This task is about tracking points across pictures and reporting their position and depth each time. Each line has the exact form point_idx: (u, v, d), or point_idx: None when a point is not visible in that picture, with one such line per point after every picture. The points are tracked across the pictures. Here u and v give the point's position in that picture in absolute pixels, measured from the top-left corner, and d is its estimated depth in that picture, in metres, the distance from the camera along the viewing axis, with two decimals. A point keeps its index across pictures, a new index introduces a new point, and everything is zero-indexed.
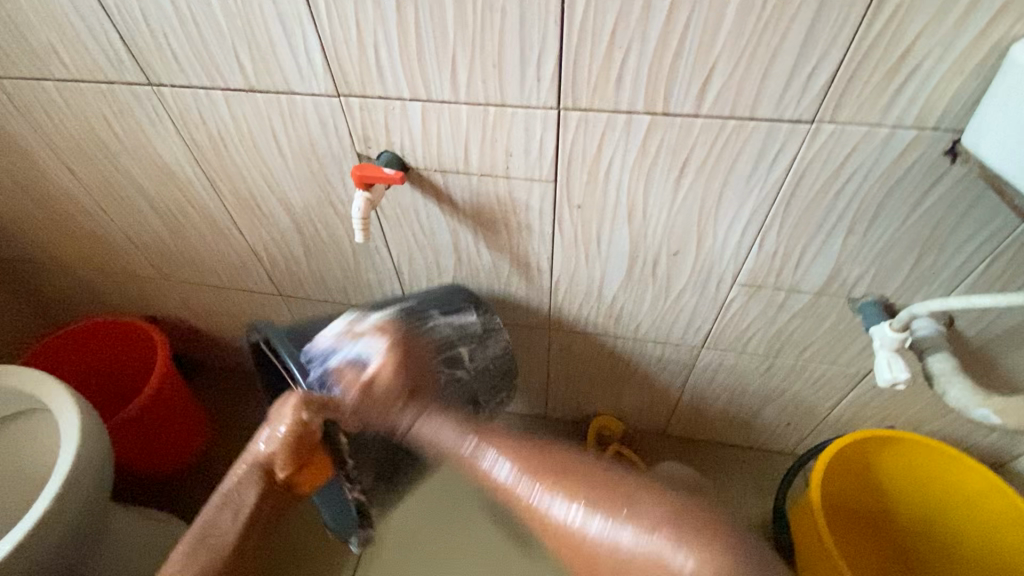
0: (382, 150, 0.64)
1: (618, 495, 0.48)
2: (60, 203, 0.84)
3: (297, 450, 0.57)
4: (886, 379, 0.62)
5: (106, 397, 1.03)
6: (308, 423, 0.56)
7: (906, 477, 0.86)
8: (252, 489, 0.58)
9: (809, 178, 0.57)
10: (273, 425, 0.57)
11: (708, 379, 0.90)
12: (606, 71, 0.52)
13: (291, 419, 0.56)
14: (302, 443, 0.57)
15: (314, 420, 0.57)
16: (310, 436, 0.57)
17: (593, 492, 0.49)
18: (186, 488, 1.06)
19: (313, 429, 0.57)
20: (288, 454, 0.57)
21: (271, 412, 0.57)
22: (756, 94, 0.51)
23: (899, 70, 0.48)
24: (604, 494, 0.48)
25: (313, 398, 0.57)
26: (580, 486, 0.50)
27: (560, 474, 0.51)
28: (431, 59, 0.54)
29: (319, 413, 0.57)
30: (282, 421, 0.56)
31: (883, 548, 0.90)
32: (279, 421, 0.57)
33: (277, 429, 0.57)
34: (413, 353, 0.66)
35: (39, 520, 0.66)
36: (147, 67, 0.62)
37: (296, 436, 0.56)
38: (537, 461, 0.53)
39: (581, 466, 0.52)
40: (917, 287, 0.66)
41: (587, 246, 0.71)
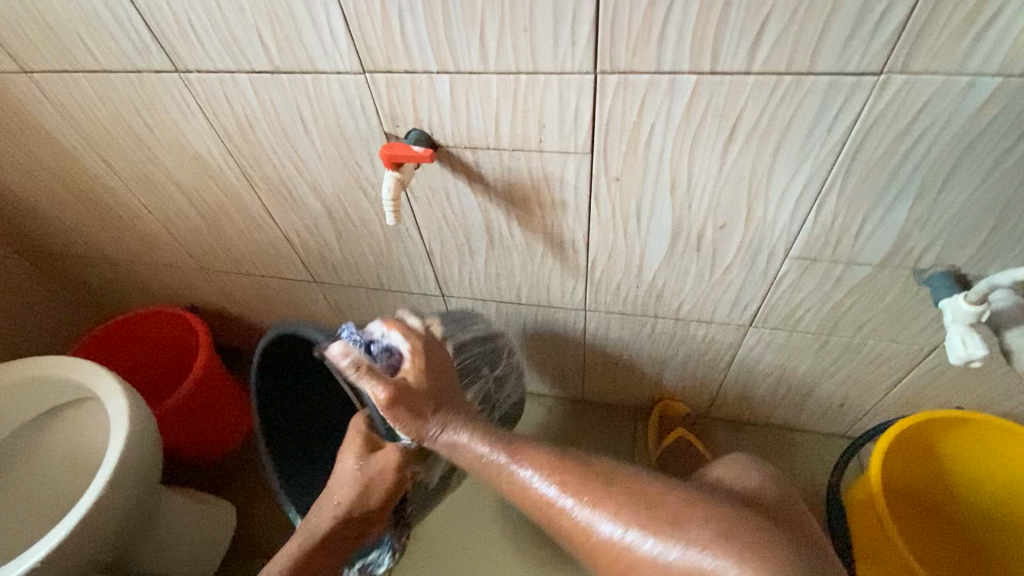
0: (411, 128, 0.62)
1: (654, 506, 0.46)
2: (100, 195, 0.86)
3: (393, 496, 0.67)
4: (960, 357, 0.57)
5: (154, 385, 1.07)
6: (406, 474, 0.66)
7: (980, 463, 0.81)
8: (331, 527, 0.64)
9: (874, 137, 0.52)
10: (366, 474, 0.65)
11: (754, 359, 0.86)
12: (647, 29, 0.48)
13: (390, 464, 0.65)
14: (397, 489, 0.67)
15: (410, 471, 0.67)
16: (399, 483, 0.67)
17: (636, 505, 0.47)
18: (232, 472, 1.09)
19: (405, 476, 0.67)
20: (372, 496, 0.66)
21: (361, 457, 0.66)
22: (815, 46, 0.46)
23: (986, 8, 0.42)
24: (639, 501, 0.47)
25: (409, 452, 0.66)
26: (627, 505, 0.47)
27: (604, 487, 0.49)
28: (459, 27, 0.51)
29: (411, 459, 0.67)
30: (383, 467, 0.65)
31: (941, 530, 0.85)
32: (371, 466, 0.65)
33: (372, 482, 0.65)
34: (437, 359, 0.65)
35: (93, 506, 0.68)
36: (173, 53, 0.61)
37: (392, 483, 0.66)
38: (587, 484, 0.50)
39: (633, 491, 0.48)
40: (994, 256, 0.60)
41: (625, 221, 0.67)
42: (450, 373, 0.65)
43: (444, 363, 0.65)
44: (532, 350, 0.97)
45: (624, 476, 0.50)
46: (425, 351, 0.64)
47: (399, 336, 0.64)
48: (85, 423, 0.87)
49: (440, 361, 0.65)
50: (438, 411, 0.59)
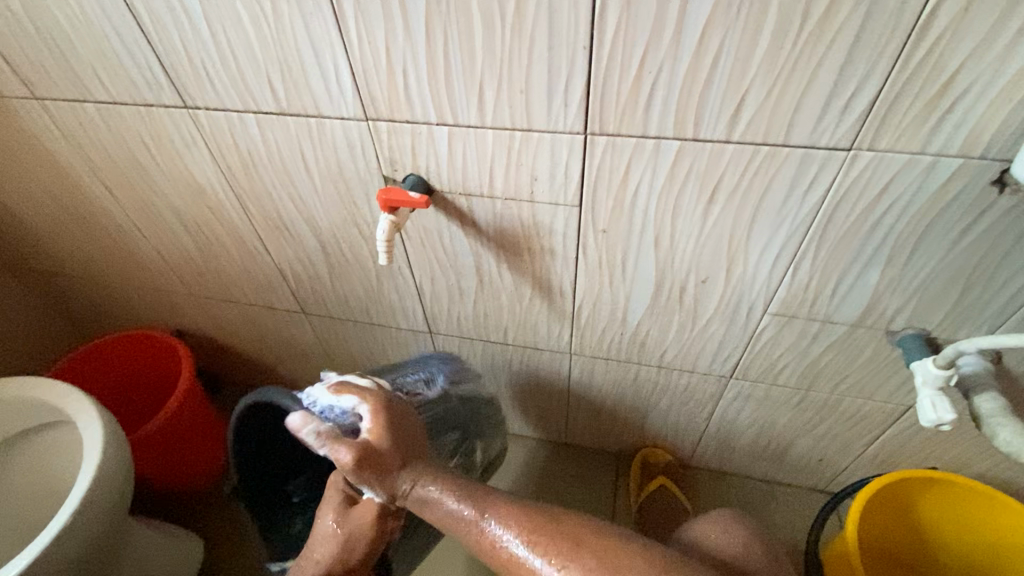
0: (408, 173, 0.64)
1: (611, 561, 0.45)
2: (96, 218, 0.87)
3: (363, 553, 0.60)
4: (931, 420, 0.59)
5: (131, 410, 1.05)
6: (388, 527, 0.59)
7: (963, 531, 0.81)
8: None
9: (846, 206, 0.55)
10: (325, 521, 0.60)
11: (735, 411, 0.87)
12: (635, 98, 0.51)
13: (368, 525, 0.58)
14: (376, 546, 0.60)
15: (391, 523, 0.60)
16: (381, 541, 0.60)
17: (599, 563, 0.45)
18: (203, 505, 1.06)
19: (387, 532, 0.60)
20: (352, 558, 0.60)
21: (342, 519, 0.59)
22: (790, 121, 0.50)
23: (945, 97, 0.46)
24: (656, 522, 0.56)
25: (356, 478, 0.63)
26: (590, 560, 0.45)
27: (568, 542, 0.47)
28: (459, 85, 0.54)
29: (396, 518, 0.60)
30: (359, 527, 0.58)
31: None
32: (349, 527, 0.59)
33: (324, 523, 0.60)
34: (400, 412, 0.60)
35: (58, 535, 0.67)
36: (184, 91, 0.64)
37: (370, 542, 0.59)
38: (551, 539, 0.48)
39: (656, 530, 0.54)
40: (962, 322, 0.63)
41: (611, 271, 0.69)
42: (416, 432, 0.60)
43: (411, 422, 0.60)
44: (531, 377, 0.92)
45: (588, 532, 0.48)
46: (387, 409, 0.59)
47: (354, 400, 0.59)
48: (58, 448, 0.85)
49: (404, 416, 0.61)
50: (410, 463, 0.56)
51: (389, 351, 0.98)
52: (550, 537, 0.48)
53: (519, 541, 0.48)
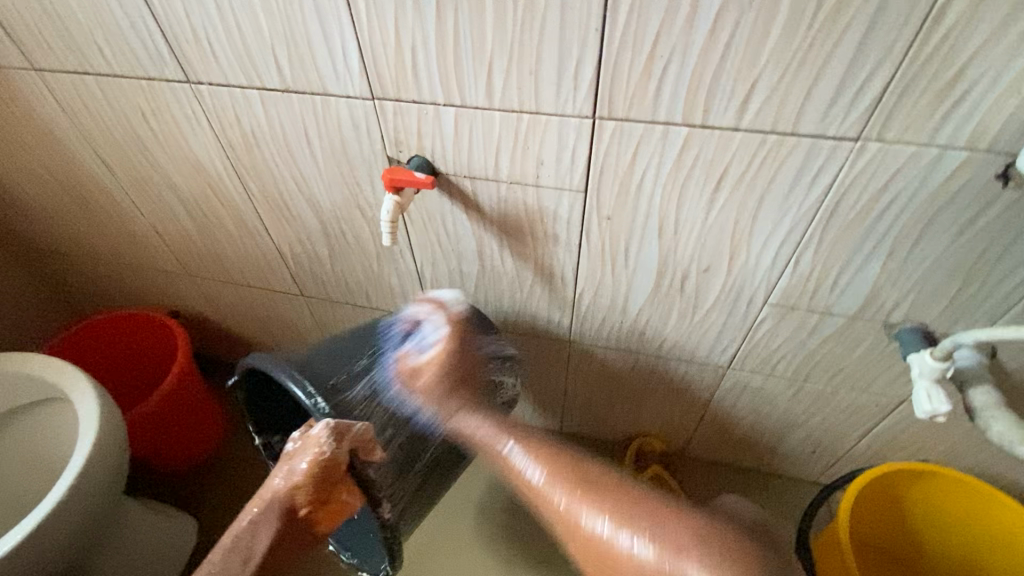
0: (413, 154, 0.64)
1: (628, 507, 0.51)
2: (93, 195, 0.86)
3: (322, 482, 0.53)
4: (926, 411, 0.59)
5: (126, 389, 1.05)
6: (343, 452, 0.53)
7: (950, 522, 0.82)
8: (269, 532, 0.54)
9: (850, 197, 0.55)
10: (309, 439, 0.54)
11: (732, 401, 0.87)
12: (646, 82, 0.51)
13: (316, 452, 0.53)
14: (332, 472, 0.53)
15: (343, 450, 0.53)
16: (336, 468, 0.53)
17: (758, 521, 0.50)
18: (196, 485, 1.06)
19: (340, 457, 0.53)
20: (308, 490, 0.53)
21: (295, 444, 0.54)
22: (799, 109, 0.50)
23: (955, 88, 0.46)
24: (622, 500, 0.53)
25: (342, 424, 0.55)
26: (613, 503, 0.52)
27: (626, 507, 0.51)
28: (469, 65, 0.54)
29: (348, 445, 0.54)
30: (310, 452, 0.53)
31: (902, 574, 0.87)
32: (303, 454, 0.53)
33: (301, 460, 0.53)
34: (468, 340, 0.71)
35: (52, 509, 0.66)
36: (187, 65, 0.63)
37: (320, 471, 0.52)
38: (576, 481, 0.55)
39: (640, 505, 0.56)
40: (959, 316, 0.64)
41: (614, 258, 0.69)
42: (471, 358, 0.71)
43: (466, 343, 0.71)
44: (534, 363, 0.93)
45: (616, 483, 0.54)
46: (460, 332, 0.71)
47: (439, 325, 0.70)
48: (53, 424, 0.84)
49: (456, 339, 0.70)
50: (457, 394, 0.68)
51: None
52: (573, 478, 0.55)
53: (540, 472, 0.57)
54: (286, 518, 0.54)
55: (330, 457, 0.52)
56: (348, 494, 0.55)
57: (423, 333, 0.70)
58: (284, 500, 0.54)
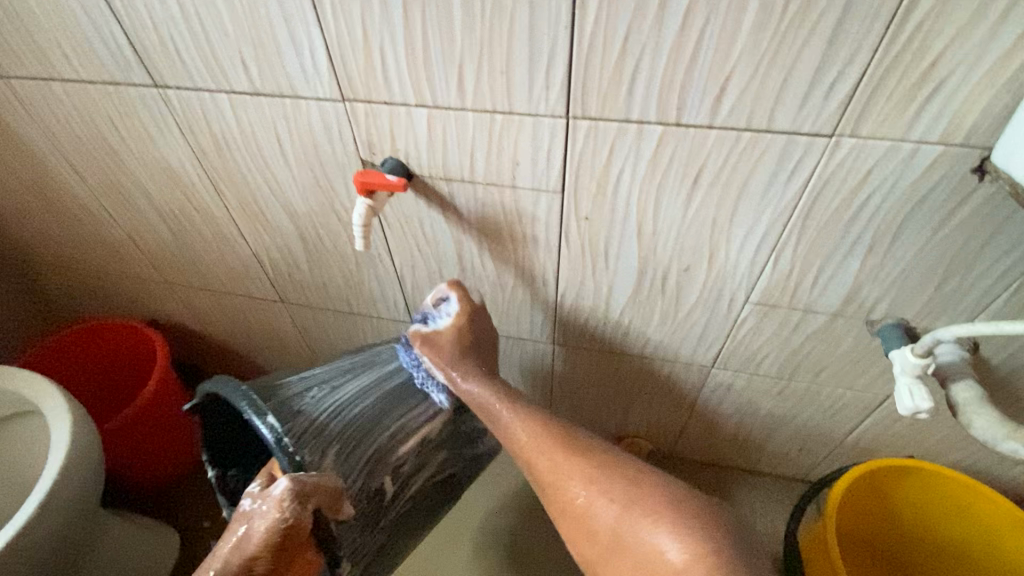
0: (387, 157, 0.63)
1: (620, 501, 0.56)
2: (65, 203, 0.84)
3: (279, 551, 0.53)
4: (908, 408, 0.59)
5: (103, 401, 1.03)
6: (297, 522, 0.52)
7: (938, 519, 0.82)
8: None
9: (826, 195, 0.55)
10: (266, 506, 0.53)
11: (718, 400, 0.87)
12: (618, 81, 0.50)
13: (269, 522, 0.53)
14: (289, 540, 0.53)
15: (300, 515, 0.52)
16: (295, 535, 0.53)
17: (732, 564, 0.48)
18: (177, 497, 1.04)
19: (295, 525, 0.52)
20: (265, 557, 0.53)
21: (255, 506, 0.54)
22: (773, 106, 0.49)
23: (927, 82, 0.45)
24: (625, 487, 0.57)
25: (304, 487, 0.53)
26: (609, 482, 0.58)
27: (591, 471, 0.59)
28: (439, 65, 0.53)
29: (304, 508, 0.53)
30: (263, 521, 0.53)
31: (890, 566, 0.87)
32: (258, 522, 0.53)
33: (259, 524, 0.53)
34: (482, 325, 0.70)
35: (17, 536, 0.64)
36: (153, 69, 0.61)
37: (274, 541, 0.52)
38: (584, 464, 0.60)
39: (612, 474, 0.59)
40: (939, 311, 0.64)
41: (594, 259, 0.69)
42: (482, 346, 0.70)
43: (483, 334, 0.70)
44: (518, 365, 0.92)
45: (605, 464, 0.60)
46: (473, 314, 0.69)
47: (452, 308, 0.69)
48: (28, 439, 0.82)
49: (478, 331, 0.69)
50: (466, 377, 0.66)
51: (370, 341, 0.96)
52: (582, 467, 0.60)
53: (582, 486, 0.58)
54: None
55: (283, 527, 0.52)
56: (309, 555, 0.56)
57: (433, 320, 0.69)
58: (241, 562, 0.53)
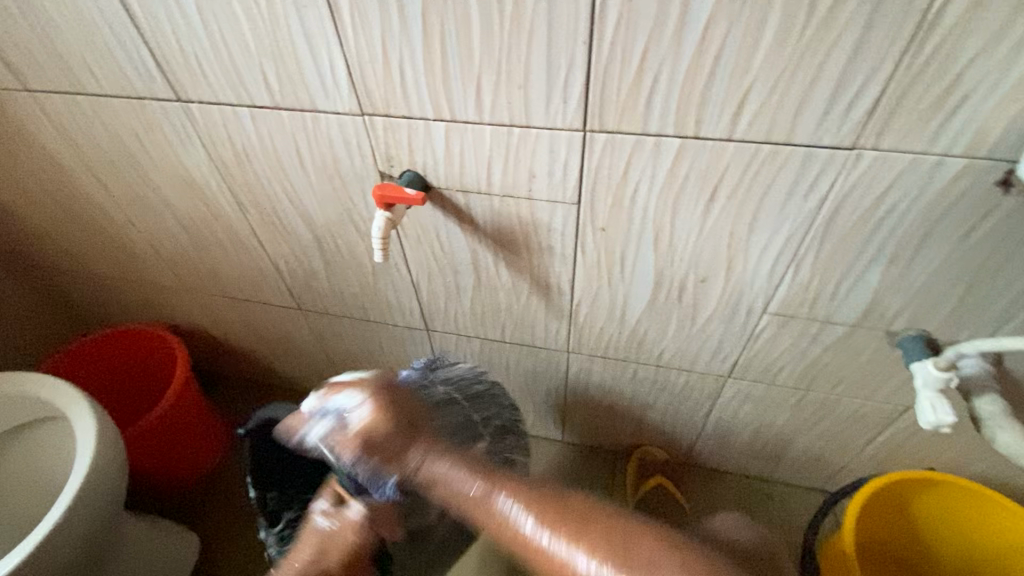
0: (405, 169, 0.63)
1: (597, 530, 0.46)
2: (89, 213, 0.86)
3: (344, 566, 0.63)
4: (930, 422, 0.58)
5: (125, 405, 1.05)
6: (371, 535, 0.65)
7: (961, 531, 0.81)
8: None
9: (847, 207, 0.55)
10: (341, 525, 0.65)
11: (734, 410, 0.86)
12: (636, 94, 0.50)
13: (346, 537, 0.64)
14: (356, 557, 0.64)
15: (370, 533, 0.65)
16: (362, 548, 0.65)
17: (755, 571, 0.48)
18: (196, 500, 1.06)
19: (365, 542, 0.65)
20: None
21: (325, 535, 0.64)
22: (793, 119, 0.49)
23: (951, 96, 0.45)
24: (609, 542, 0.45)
25: (375, 512, 0.65)
26: (580, 530, 0.46)
27: (588, 525, 0.46)
28: (457, 80, 0.53)
29: (375, 528, 0.65)
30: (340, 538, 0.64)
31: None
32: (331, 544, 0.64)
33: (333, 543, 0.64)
34: (394, 395, 0.62)
35: (38, 545, 0.65)
36: (177, 84, 0.62)
37: (343, 559, 0.63)
38: (563, 517, 0.47)
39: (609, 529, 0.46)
40: (962, 323, 0.63)
41: (609, 270, 0.69)
42: (411, 408, 0.61)
43: (401, 402, 0.61)
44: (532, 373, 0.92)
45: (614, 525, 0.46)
46: (382, 394, 0.61)
47: (359, 394, 0.60)
48: (53, 443, 0.84)
49: (394, 401, 0.61)
50: (417, 441, 0.57)
51: (386, 348, 0.97)
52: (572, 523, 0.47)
53: (532, 521, 0.48)
54: None
55: (359, 543, 0.64)
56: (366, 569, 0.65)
57: (342, 405, 0.60)
58: None
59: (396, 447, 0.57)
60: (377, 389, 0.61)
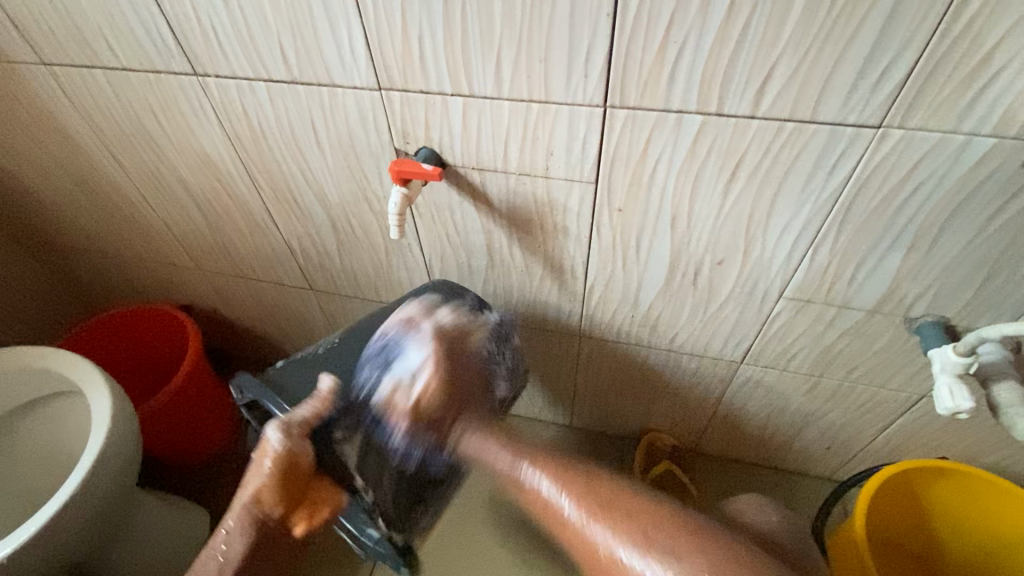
0: (421, 146, 0.63)
1: (607, 498, 0.51)
2: (104, 190, 0.86)
3: (286, 483, 0.55)
4: (947, 408, 0.58)
5: (139, 384, 1.06)
6: (295, 453, 0.55)
7: (973, 521, 0.81)
8: (242, 540, 0.57)
9: (869, 189, 0.54)
10: (260, 449, 0.56)
11: (745, 396, 0.86)
12: (658, 70, 0.50)
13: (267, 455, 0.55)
14: (292, 472, 0.55)
15: (295, 446, 0.55)
16: (297, 466, 0.55)
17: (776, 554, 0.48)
18: (207, 478, 1.07)
19: (296, 455, 0.55)
20: (273, 491, 0.55)
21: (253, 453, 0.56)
22: (819, 95, 0.48)
23: (982, 73, 0.44)
24: (639, 517, 0.48)
25: (286, 419, 0.56)
26: (592, 500, 0.51)
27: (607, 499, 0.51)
28: (477, 55, 0.53)
29: (304, 443, 0.56)
30: (263, 457, 0.55)
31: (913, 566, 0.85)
32: (260, 459, 0.55)
33: (259, 465, 0.55)
34: (465, 355, 0.66)
35: (56, 513, 0.66)
36: (193, 58, 0.62)
37: (280, 473, 0.54)
38: (587, 493, 0.51)
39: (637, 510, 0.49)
40: (982, 310, 0.62)
41: (625, 252, 0.68)
42: (473, 378, 0.66)
43: (468, 361, 0.66)
44: (540, 355, 0.92)
45: (623, 498, 0.51)
46: (449, 346, 0.65)
47: (424, 338, 0.64)
48: (70, 418, 0.85)
49: (462, 357, 0.65)
50: (459, 420, 0.63)
51: None
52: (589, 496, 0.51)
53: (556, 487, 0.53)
54: (260, 523, 0.57)
55: (288, 459, 0.55)
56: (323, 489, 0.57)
57: (400, 368, 0.62)
58: (253, 506, 0.56)
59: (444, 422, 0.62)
60: (451, 339, 0.65)
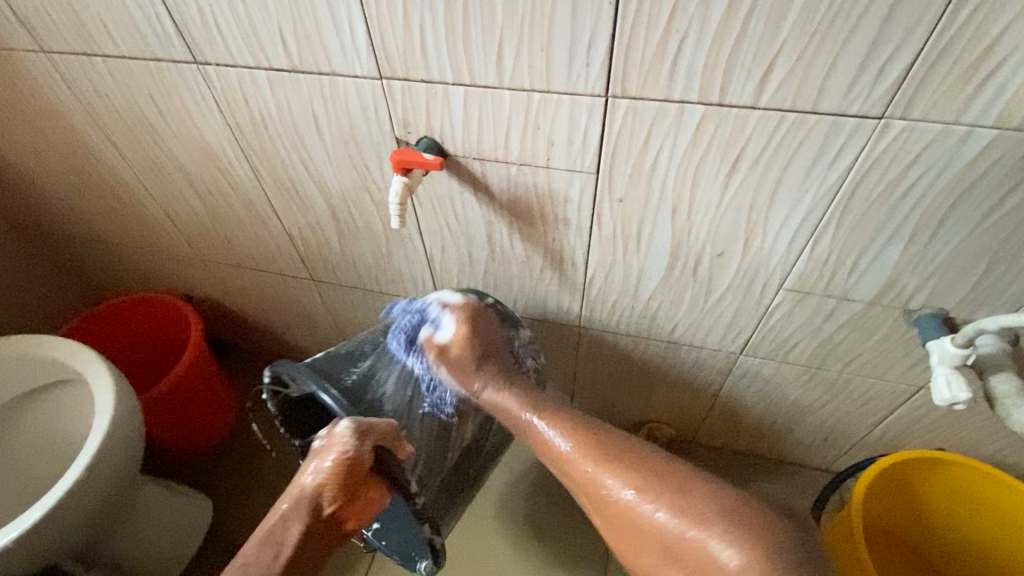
0: (422, 136, 0.63)
1: (646, 471, 0.56)
2: (104, 178, 0.86)
3: (349, 476, 0.60)
4: (945, 399, 0.58)
5: (140, 372, 1.06)
6: (363, 456, 0.58)
7: (969, 512, 0.81)
8: (300, 523, 0.61)
9: (869, 181, 0.54)
10: (331, 440, 0.60)
11: (743, 388, 0.87)
12: (660, 61, 0.49)
13: (340, 453, 0.59)
14: (356, 469, 0.59)
15: (364, 451, 0.58)
16: (359, 465, 0.59)
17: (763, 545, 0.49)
18: (208, 466, 1.08)
19: (362, 458, 0.58)
20: (335, 482, 0.60)
21: (322, 443, 0.61)
22: (821, 85, 0.48)
23: (984, 65, 0.44)
24: (669, 493, 0.54)
25: (363, 425, 0.59)
26: (632, 477, 0.56)
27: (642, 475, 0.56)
28: (479, 45, 0.52)
29: (371, 445, 0.59)
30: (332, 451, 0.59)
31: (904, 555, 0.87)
32: (327, 453, 0.59)
33: (327, 457, 0.59)
34: (488, 331, 0.71)
35: (60, 499, 0.67)
36: (193, 45, 0.62)
37: (346, 468, 0.59)
38: (627, 466, 0.57)
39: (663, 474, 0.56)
40: (980, 303, 0.62)
41: (624, 243, 0.68)
42: (495, 349, 0.71)
43: (491, 341, 0.71)
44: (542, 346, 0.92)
45: (656, 466, 0.57)
46: (475, 319, 0.70)
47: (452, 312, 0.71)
48: (72, 406, 0.86)
49: (486, 342, 0.71)
50: (482, 369, 0.69)
51: None
52: (636, 473, 0.56)
53: (602, 470, 0.58)
54: (316, 508, 0.61)
55: (355, 459, 0.58)
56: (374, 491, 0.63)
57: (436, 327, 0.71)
58: (314, 490, 0.61)
59: (468, 367, 0.69)
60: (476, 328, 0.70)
